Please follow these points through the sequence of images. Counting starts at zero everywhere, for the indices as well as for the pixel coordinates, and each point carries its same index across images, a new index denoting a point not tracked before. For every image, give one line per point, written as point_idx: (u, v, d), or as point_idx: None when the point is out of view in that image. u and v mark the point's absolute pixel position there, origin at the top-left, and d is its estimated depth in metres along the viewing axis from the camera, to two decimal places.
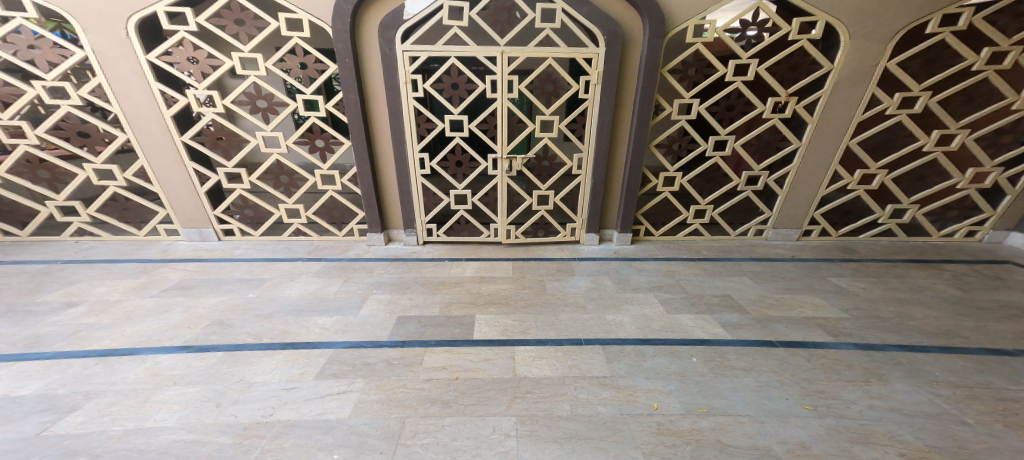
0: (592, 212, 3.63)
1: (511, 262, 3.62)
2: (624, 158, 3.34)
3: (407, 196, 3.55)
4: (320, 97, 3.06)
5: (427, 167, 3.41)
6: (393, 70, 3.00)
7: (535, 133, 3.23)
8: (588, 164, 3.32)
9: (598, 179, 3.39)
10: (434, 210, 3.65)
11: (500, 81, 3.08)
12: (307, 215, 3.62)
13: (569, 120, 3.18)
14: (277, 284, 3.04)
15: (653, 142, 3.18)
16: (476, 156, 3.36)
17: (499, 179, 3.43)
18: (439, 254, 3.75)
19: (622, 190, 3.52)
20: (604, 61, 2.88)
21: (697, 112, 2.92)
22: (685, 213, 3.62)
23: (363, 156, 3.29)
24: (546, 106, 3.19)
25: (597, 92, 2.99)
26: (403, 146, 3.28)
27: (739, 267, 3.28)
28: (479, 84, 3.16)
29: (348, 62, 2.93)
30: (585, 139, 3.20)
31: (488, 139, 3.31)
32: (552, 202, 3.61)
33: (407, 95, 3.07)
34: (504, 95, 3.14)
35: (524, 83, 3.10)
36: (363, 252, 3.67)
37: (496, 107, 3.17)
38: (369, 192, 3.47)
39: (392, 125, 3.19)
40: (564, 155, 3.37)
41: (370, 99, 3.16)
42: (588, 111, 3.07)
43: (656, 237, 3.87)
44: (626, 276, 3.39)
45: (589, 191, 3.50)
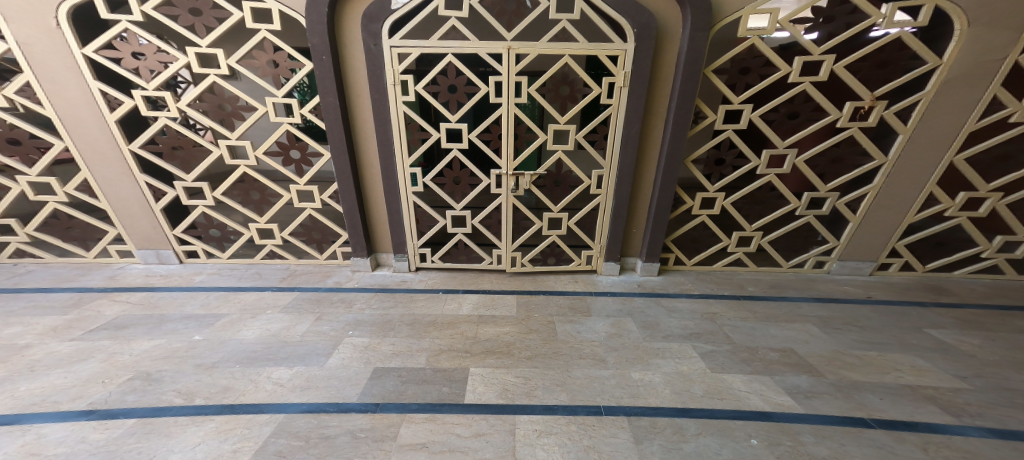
0: (612, 238, 3.06)
1: (516, 297, 3.09)
2: (653, 176, 2.75)
3: (397, 216, 3.03)
4: (294, 100, 2.53)
5: (419, 183, 2.89)
6: (379, 70, 2.51)
7: (547, 145, 2.69)
8: (610, 183, 2.76)
9: (622, 199, 2.83)
10: (427, 233, 3.12)
11: (505, 84, 2.57)
12: (282, 235, 3.11)
13: (587, 130, 2.65)
14: (231, 323, 2.55)
15: (691, 156, 2.59)
16: (477, 171, 2.81)
17: (503, 199, 2.89)
18: (433, 284, 3.23)
19: (649, 213, 2.92)
20: (633, 58, 2.34)
21: (748, 120, 2.33)
22: (725, 241, 3.00)
23: (344, 171, 2.78)
24: (561, 113, 2.65)
25: (623, 96, 2.45)
26: (390, 159, 2.78)
27: (799, 311, 2.63)
28: (481, 87, 2.62)
29: (325, 60, 2.43)
30: (606, 153, 2.65)
31: (491, 151, 2.76)
32: (565, 226, 3.04)
33: (395, 99, 2.58)
34: (510, 99, 2.61)
35: (536, 85, 2.56)
36: (344, 279, 3.19)
37: (501, 114, 2.65)
38: (352, 211, 2.96)
39: (379, 134, 2.69)
40: (579, 172, 2.81)
41: (353, 105, 2.66)
42: (611, 120, 2.53)
43: (688, 266, 3.24)
44: (654, 318, 2.78)
45: (610, 215, 2.93)
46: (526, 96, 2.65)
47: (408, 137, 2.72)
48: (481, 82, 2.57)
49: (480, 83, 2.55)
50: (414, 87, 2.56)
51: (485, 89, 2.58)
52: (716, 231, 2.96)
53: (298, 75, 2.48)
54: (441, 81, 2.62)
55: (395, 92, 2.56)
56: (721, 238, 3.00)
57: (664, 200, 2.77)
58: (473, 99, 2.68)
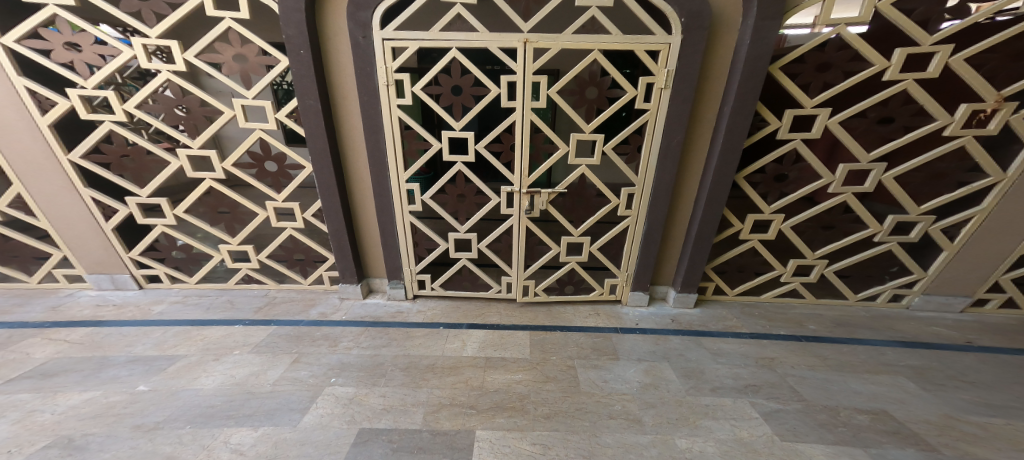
0: (642, 265, 2.61)
1: (528, 334, 2.66)
2: (696, 196, 2.27)
3: (391, 239, 2.61)
4: (267, 103, 2.09)
5: (416, 202, 2.46)
6: (369, 68, 2.10)
7: (568, 158, 2.25)
8: (643, 203, 2.31)
9: (657, 222, 2.37)
10: (426, 258, 2.69)
11: (519, 84, 2.14)
12: (258, 258, 2.67)
13: (616, 141, 2.19)
14: (189, 368, 2.11)
15: (745, 171, 2.05)
16: (486, 188, 2.36)
17: (515, 221, 2.44)
18: (433, 317, 2.81)
19: (688, 239, 2.44)
20: (679, 54, 1.89)
21: (822, 129, 1.85)
22: (779, 269, 2.53)
23: (328, 187, 2.35)
24: (587, 120, 2.18)
25: (665, 101, 1.99)
26: (382, 173, 2.35)
27: (883, 359, 2.15)
28: (491, 89, 2.19)
29: (302, 55, 2.00)
30: (639, 169, 2.20)
31: (501, 167, 2.32)
32: (586, 252, 2.59)
33: (388, 103, 2.16)
34: (526, 103, 2.18)
35: (556, 87, 2.12)
36: (330, 310, 2.76)
37: (515, 120, 2.22)
38: (338, 234, 2.53)
39: (370, 144, 2.27)
40: (605, 190, 2.36)
41: (337, 109, 2.23)
42: (647, 129, 2.07)
43: (729, 297, 2.77)
44: (697, 365, 2.31)
45: (641, 240, 2.47)
46: (544, 100, 2.22)
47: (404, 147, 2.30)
48: (492, 83, 2.15)
49: (490, 84, 2.14)
50: (411, 89, 2.14)
51: (498, 91, 2.17)
52: (768, 258, 2.49)
53: (270, 74, 2.04)
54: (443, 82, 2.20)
55: (388, 94, 2.14)
56: (774, 266, 2.53)
57: (709, 226, 2.28)
58: (481, 103, 2.24)
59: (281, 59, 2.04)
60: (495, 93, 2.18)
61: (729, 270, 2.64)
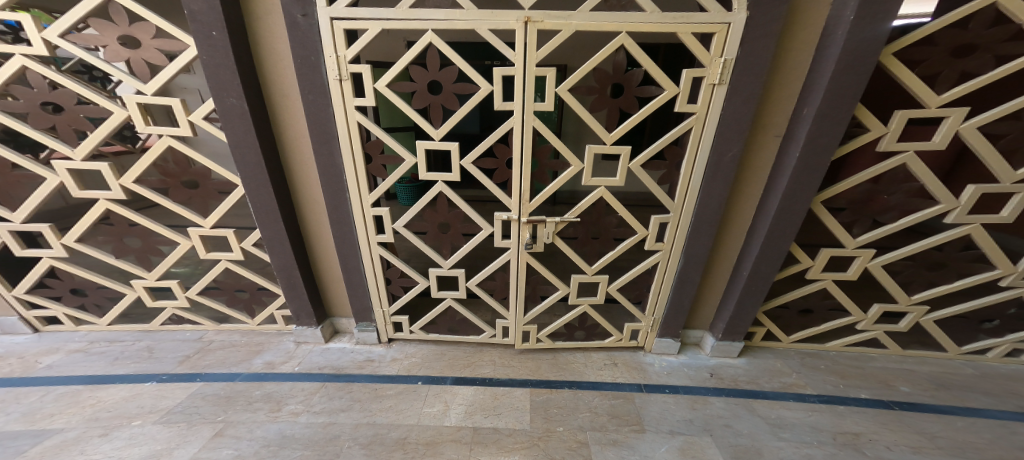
0: (673, 307, 2.05)
1: (528, 391, 2.09)
2: (753, 226, 1.70)
3: (356, 274, 2.05)
4: (175, 102, 1.52)
5: (386, 231, 1.89)
6: (312, 56, 1.51)
7: (582, 178, 1.71)
8: (680, 234, 1.76)
9: (697, 257, 1.82)
10: (402, 297, 2.14)
11: (517, 80, 1.57)
12: (187, 295, 2.09)
13: (648, 156, 1.64)
14: (59, 449, 1.57)
15: (825, 195, 1.47)
16: (474, 214, 1.80)
17: (512, 256, 1.93)
18: (411, 367, 2.24)
19: (736, 279, 1.88)
20: (741, 37, 1.33)
21: (948, 137, 1.28)
22: (857, 316, 1.96)
23: (266, 215, 1.76)
24: (609, 128, 1.63)
25: (718, 102, 1.42)
26: (339, 196, 1.77)
27: (1017, 440, 1.63)
28: (480, 86, 1.62)
29: (214, 37, 1.42)
30: (677, 191, 1.64)
31: (493, 188, 1.75)
32: (603, 293, 2.08)
33: (340, 104, 1.58)
34: (527, 104, 1.61)
35: (567, 85, 1.59)
36: (280, 359, 2.19)
37: (512, 127, 1.65)
38: (286, 270, 1.96)
39: (321, 158, 1.68)
40: (630, 219, 1.81)
41: (276, 114, 1.65)
42: (690, 139, 1.51)
43: (784, 345, 2.19)
44: (748, 443, 1.72)
45: (675, 277, 1.92)
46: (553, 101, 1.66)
47: (367, 163, 1.71)
48: (484, 79, 1.60)
49: (482, 80, 1.59)
50: (373, 86, 1.55)
51: (490, 90, 1.61)
52: (843, 301, 1.92)
53: (175, 64, 1.48)
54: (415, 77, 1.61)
55: (341, 91, 1.56)
56: (851, 313, 1.97)
57: (770, 265, 1.71)
58: (464, 106, 1.65)
59: (186, 42, 1.46)
60: (485, 91, 1.62)
61: (787, 315, 2.08)
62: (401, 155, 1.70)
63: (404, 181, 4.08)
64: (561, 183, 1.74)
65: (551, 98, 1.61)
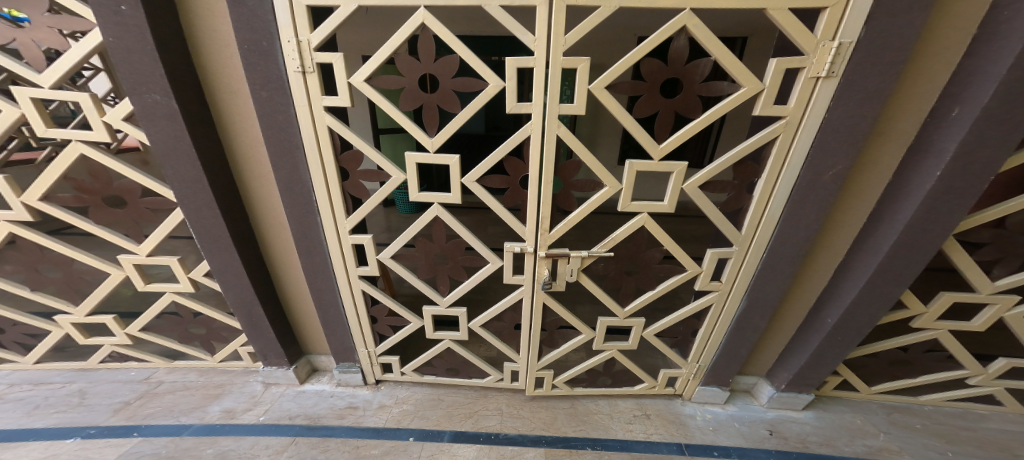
0: (726, 353, 1.68)
1: (545, 451, 1.71)
2: (848, 261, 1.31)
3: (333, 310, 1.67)
4: (82, 96, 1.13)
5: (370, 263, 1.50)
6: (261, 36, 1.08)
7: (619, 202, 1.33)
8: (745, 271, 1.37)
9: (766, 298, 1.44)
10: (393, 338, 1.77)
11: (536, 74, 1.17)
12: (125, 333, 1.72)
13: (707, 174, 1.24)
14: None
15: (966, 225, 1.11)
16: (481, 246, 1.46)
17: (526, 294, 1.59)
18: (402, 417, 1.86)
19: (816, 324, 1.49)
20: (879, 10, 0.90)
21: None
22: (975, 371, 1.58)
23: (212, 245, 1.36)
24: (660, 139, 1.23)
25: (822, 105, 1.02)
26: (308, 221, 1.37)
27: None
28: (487, 82, 1.22)
29: (124, 13, 0.99)
30: (747, 220, 1.25)
31: (503, 213, 1.36)
32: (635, 338, 1.73)
33: (301, 104, 1.16)
34: (551, 105, 1.20)
35: (606, 82, 1.19)
36: (240, 407, 1.80)
37: (528, 135, 1.25)
38: (245, 307, 1.58)
39: (280, 174, 1.27)
40: (677, 254, 1.44)
41: (219, 116, 1.21)
42: (772, 154, 1.11)
43: (862, 397, 1.80)
44: None
45: (735, 319, 1.54)
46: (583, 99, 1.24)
47: (343, 181, 1.31)
48: (495, 74, 1.20)
49: (491, 73, 1.19)
50: (347, 80, 1.14)
51: (501, 87, 1.21)
52: (960, 355, 1.52)
53: (76, 48, 1.09)
54: (402, 70, 1.20)
55: (306, 85, 1.14)
56: (968, 367, 1.58)
57: (875, 310, 1.32)
58: (465, 109, 1.25)
59: (86, 16, 1.06)
60: (495, 88, 1.22)
61: (874, 365, 1.69)
62: (387, 171, 1.31)
63: (402, 188, 3.71)
64: (589, 208, 1.35)
65: (582, 97, 1.21)
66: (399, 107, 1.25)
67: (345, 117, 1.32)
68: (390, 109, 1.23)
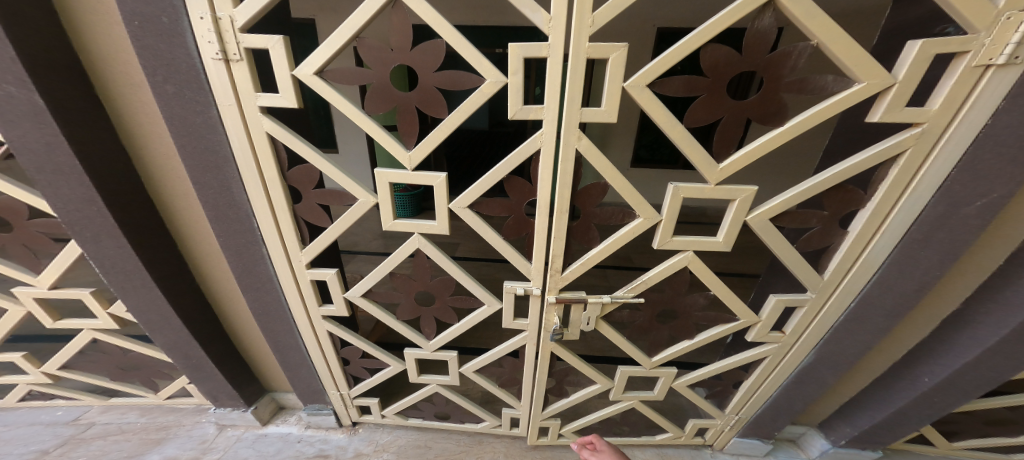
0: (777, 404, 1.40)
1: None
2: (972, 304, 1.01)
3: (294, 352, 1.36)
4: None
5: (336, 301, 1.19)
6: (158, 8, 0.72)
7: (655, 239, 1.01)
8: (819, 324, 1.11)
9: (843, 348, 1.15)
10: (372, 380, 1.47)
11: (551, 66, 0.83)
12: (41, 370, 1.43)
13: (782, 205, 0.91)
14: None
15: None
16: (474, 285, 1.19)
17: (531, 342, 1.29)
18: None
19: (907, 377, 1.19)
20: None
21: None
22: None
23: (126, 282, 1.04)
24: (717, 159, 0.90)
25: (989, 106, 0.72)
26: (251, 254, 1.04)
27: None
28: (484, 78, 0.89)
29: None
30: (835, 261, 0.96)
31: (501, 243, 1.07)
32: (661, 391, 1.43)
33: (225, 105, 0.81)
34: (575, 107, 0.86)
35: (653, 78, 0.83)
36: (187, 455, 1.49)
37: (537, 149, 0.92)
38: (181, 352, 1.26)
39: (205, 196, 0.93)
40: (726, 298, 1.14)
41: (118, 116, 0.88)
42: (890, 176, 0.81)
43: (937, 452, 1.50)
44: None
45: (801, 367, 1.27)
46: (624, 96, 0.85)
47: (294, 205, 0.97)
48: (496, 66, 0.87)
49: (488, 65, 0.86)
50: (289, 73, 0.81)
51: (503, 83, 0.88)
52: None
53: None
54: (365, 62, 0.87)
55: (229, 79, 0.78)
56: None
57: (1004, 368, 1.02)
58: (455, 113, 0.92)
59: None
60: (493, 85, 0.89)
61: (959, 419, 1.39)
62: (351, 194, 0.98)
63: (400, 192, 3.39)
64: (612, 246, 1.03)
65: (614, 100, 0.85)
66: (365, 109, 0.93)
67: (298, 119, 0.97)
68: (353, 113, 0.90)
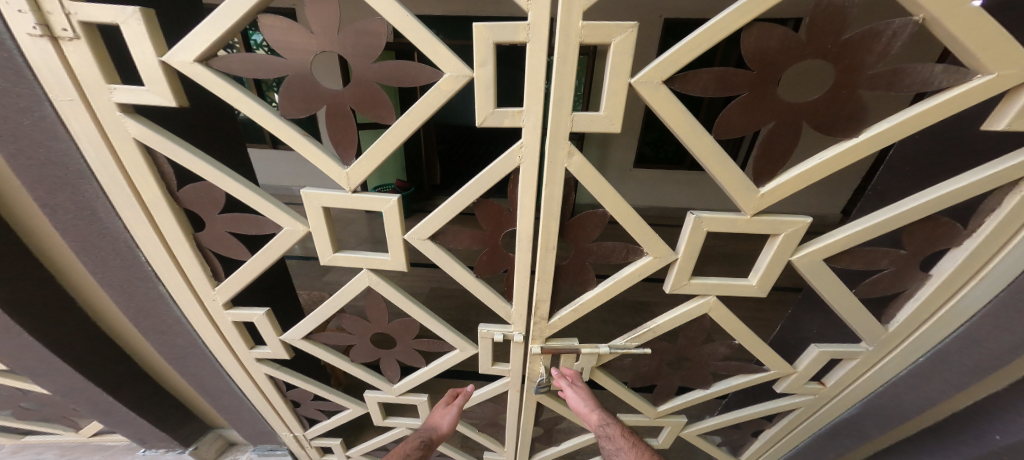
0: (805, 455, 1.19)
1: None
2: None
3: (228, 395, 1.13)
4: None
5: (270, 344, 0.95)
6: None
7: (667, 283, 0.79)
8: (870, 377, 0.92)
9: (898, 404, 0.93)
10: (329, 423, 1.25)
11: (532, 54, 0.59)
12: None
13: (846, 243, 0.68)
14: None
15: None
16: (441, 327, 0.96)
17: (513, 390, 1.07)
18: None
19: (971, 432, 0.98)
20: None
21: None
22: None
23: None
24: (759, 182, 0.66)
25: None
26: (146, 292, 0.81)
27: None
28: (442, 71, 0.63)
29: None
30: (905, 309, 0.77)
31: (473, 283, 0.85)
32: (668, 440, 1.22)
33: (63, 101, 0.56)
34: (564, 112, 0.62)
35: (668, 74, 0.59)
36: None
37: (516, 167, 0.68)
38: (85, 398, 1.04)
39: (67, 221, 0.69)
40: (755, 346, 0.92)
41: None
42: (1008, 205, 0.61)
43: None
44: None
45: (841, 419, 1.05)
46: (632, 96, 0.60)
47: (195, 234, 0.73)
48: (459, 56, 0.61)
49: (446, 51, 0.61)
50: (158, 60, 0.54)
51: (468, 78, 0.63)
52: None
53: None
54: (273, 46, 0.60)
55: (61, 65, 0.53)
56: None
57: None
58: (405, 117, 0.65)
59: None
60: (455, 80, 0.63)
61: None
62: (273, 220, 0.71)
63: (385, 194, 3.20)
64: (612, 288, 0.81)
65: (618, 103, 0.61)
66: (278, 106, 0.63)
67: (192, 118, 0.72)
68: (263, 118, 0.62)
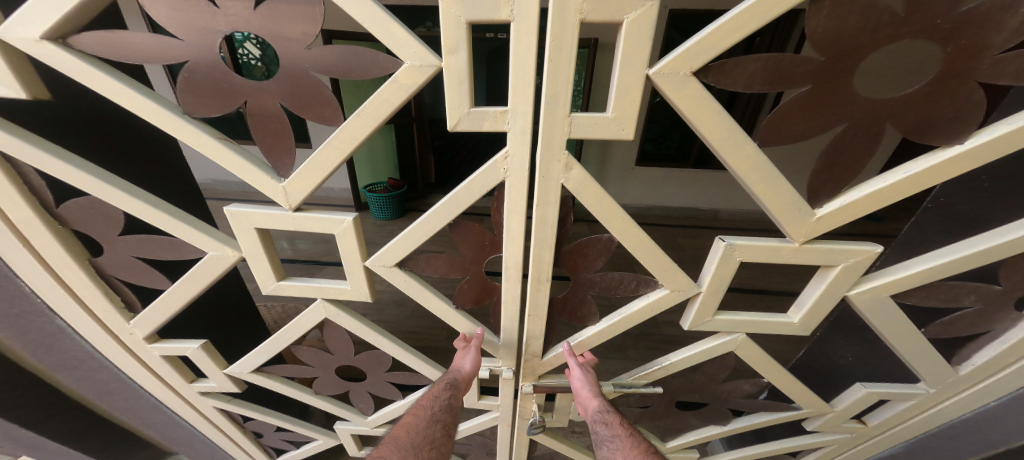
0: None
1: None
2: None
3: (175, 428, 0.99)
4: None
5: (212, 378, 0.80)
6: None
7: (687, 320, 0.65)
8: (922, 420, 0.78)
9: (951, 448, 0.80)
10: (297, 455, 1.11)
11: (518, 37, 0.43)
12: None
13: (924, 279, 0.54)
14: None
15: None
16: (416, 360, 0.81)
17: (502, 425, 0.93)
18: None
19: None
20: None
21: None
22: None
23: None
24: (816, 203, 0.50)
25: None
26: (40, 323, 0.68)
27: None
28: (403, 59, 0.46)
29: None
30: (985, 351, 0.64)
31: (452, 316, 0.70)
32: None
33: None
34: (562, 113, 0.46)
35: (701, 62, 0.43)
36: None
37: (502, 181, 0.53)
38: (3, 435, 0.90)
39: None
40: (786, 384, 0.77)
41: None
42: None
43: None
44: None
45: None
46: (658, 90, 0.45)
47: (91, 258, 0.58)
48: (421, 40, 0.45)
49: (405, 35, 0.45)
50: None
51: (436, 69, 0.47)
52: None
53: None
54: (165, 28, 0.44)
55: None
56: None
57: None
58: (355, 118, 0.49)
59: None
60: (418, 72, 0.46)
61: None
62: (192, 244, 0.56)
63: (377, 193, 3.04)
64: (618, 325, 0.67)
65: (632, 102, 0.45)
66: (178, 102, 0.48)
67: (79, 114, 0.58)
68: (152, 115, 0.48)
